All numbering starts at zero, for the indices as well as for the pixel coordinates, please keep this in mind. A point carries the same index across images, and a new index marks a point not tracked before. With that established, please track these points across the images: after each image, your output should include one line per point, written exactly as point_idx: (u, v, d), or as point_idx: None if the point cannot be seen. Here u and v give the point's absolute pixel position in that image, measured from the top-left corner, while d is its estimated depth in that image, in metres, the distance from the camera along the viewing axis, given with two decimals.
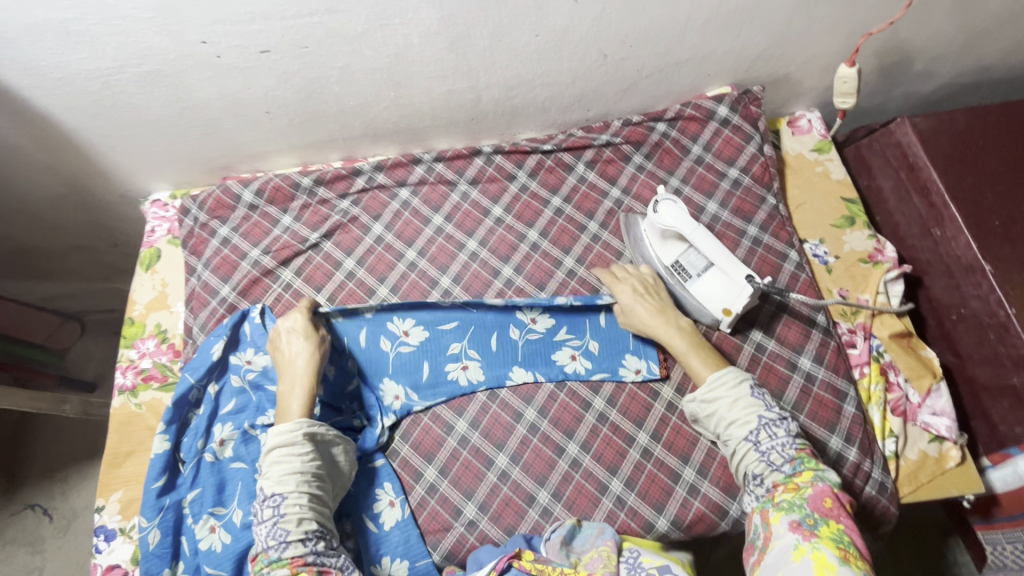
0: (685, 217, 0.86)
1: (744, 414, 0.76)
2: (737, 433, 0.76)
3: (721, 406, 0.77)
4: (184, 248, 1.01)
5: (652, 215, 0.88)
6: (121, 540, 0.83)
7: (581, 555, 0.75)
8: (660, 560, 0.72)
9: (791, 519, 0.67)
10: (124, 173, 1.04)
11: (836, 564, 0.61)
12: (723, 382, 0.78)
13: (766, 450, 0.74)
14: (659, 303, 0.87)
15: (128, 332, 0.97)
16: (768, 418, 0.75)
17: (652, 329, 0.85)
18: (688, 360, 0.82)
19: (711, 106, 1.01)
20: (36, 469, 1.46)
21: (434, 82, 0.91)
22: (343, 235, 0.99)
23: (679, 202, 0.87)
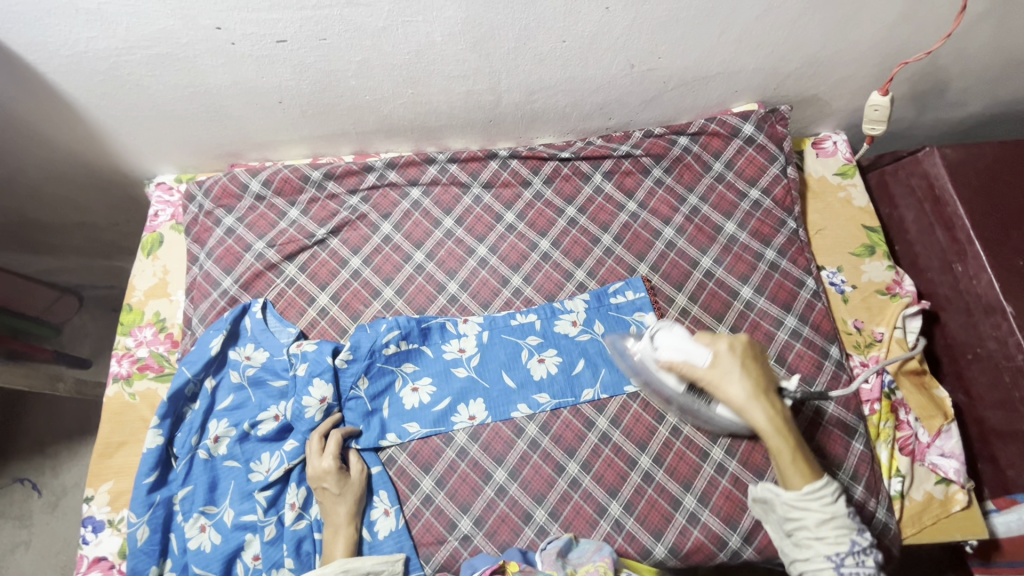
0: (689, 343, 0.74)
1: (835, 535, 0.64)
2: (818, 547, 0.65)
3: (810, 514, 0.65)
4: (187, 235, 0.99)
5: (656, 352, 0.75)
6: (108, 532, 0.82)
7: (577, 567, 0.73)
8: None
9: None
10: (129, 153, 1.01)
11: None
12: (821, 497, 0.65)
13: (847, 574, 0.63)
14: (763, 384, 0.71)
15: (125, 319, 0.95)
16: (860, 544, 0.64)
17: (745, 407, 0.69)
18: (786, 461, 0.67)
19: (736, 123, 0.99)
20: (26, 444, 1.45)
21: (453, 82, 0.88)
22: (350, 232, 0.97)
23: (675, 326, 0.76)
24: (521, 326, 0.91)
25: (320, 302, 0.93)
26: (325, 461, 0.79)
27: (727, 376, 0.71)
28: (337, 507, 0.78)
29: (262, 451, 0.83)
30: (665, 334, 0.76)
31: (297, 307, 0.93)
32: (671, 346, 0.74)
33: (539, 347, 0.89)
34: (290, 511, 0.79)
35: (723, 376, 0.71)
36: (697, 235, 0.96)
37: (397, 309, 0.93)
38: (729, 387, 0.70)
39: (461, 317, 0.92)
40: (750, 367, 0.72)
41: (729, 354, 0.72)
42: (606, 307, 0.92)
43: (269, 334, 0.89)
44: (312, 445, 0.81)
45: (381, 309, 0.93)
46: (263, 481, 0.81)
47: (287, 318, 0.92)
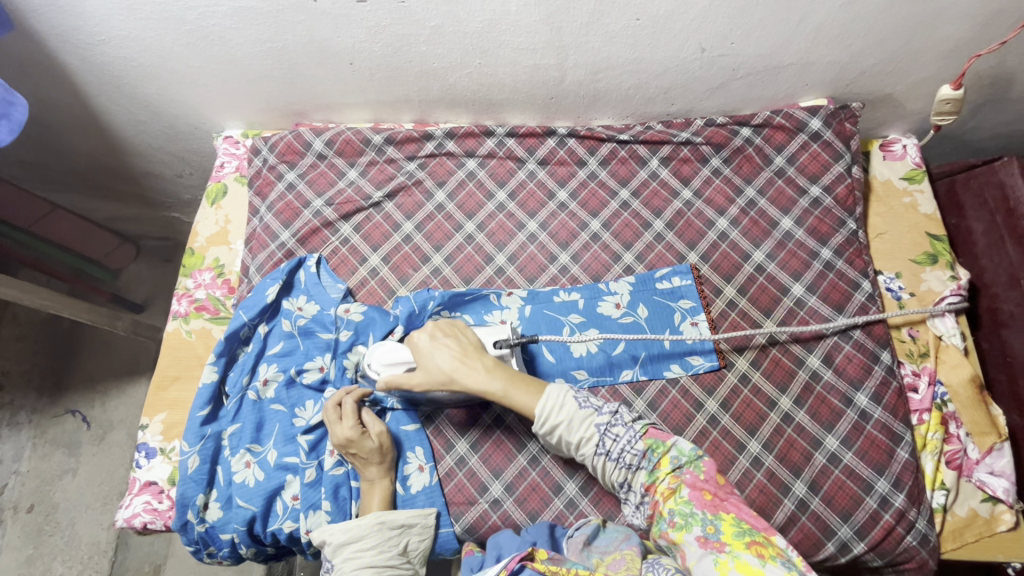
0: (398, 352, 0.82)
1: (585, 429, 0.72)
2: (588, 451, 0.72)
3: (559, 427, 0.72)
4: (251, 187, 1.03)
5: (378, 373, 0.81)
6: (160, 459, 0.87)
7: (603, 556, 0.72)
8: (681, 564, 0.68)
9: (696, 535, 0.63)
10: (202, 106, 1.05)
11: (760, 566, 0.58)
12: (550, 406, 0.72)
13: (618, 456, 0.70)
14: (458, 350, 0.78)
15: (187, 262, 0.99)
16: (604, 423, 0.71)
17: (457, 376, 0.76)
18: (507, 398, 0.75)
19: (803, 117, 0.96)
20: (80, 378, 1.54)
21: (521, 55, 0.88)
22: (405, 197, 0.99)
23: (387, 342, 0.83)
24: (567, 304, 0.91)
25: (371, 263, 0.96)
26: (346, 427, 0.78)
27: (431, 364, 0.78)
28: (368, 465, 0.80)
29: (308, 398, 0.86)
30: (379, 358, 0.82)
31: (349, 266, 0.96)
32: (387, 366, 0.81)
33: (581, 326, 0.90)
34: (331, 457, 0.82)
35: (432, 364, 0.78)
36: (751, 228, 0.95)
37: (445, 276, 0.95)
38: (438, 367, 0.77)
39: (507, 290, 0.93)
40: (447, 343, 0.79)
41: (429, 341, 0.80)
42: (653, 291, 0.92)
43: (322, 288, 0.92)
44: (329, 412, 0.80)
45: (429, 275, 0.95)
46: (306, 426, 0.84)
47: (339, 275, 0.95)
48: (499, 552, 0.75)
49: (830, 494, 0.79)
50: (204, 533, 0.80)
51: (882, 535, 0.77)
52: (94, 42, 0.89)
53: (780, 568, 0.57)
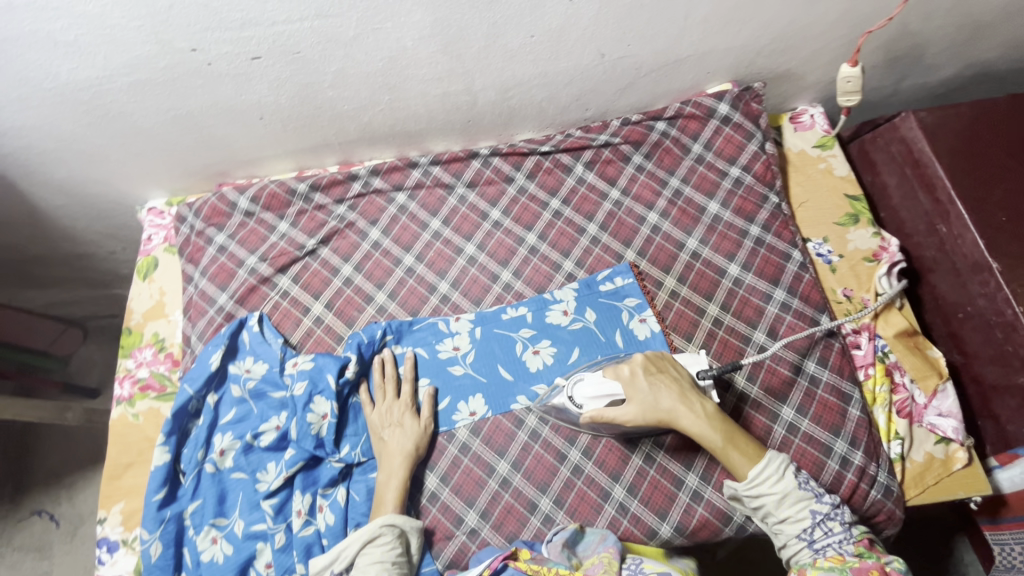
0: (604, 381, 0.77)
1: (794, 512, 0.70)
2: (787, 529, 0.70)
3: (769, 501, 0.71)
4: (181, 256, 1.01)
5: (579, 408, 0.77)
6: (123, 551, 0.83)
7: (583, 560, 0.75)
8: (661, 568, 0.71)
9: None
10: (119, 181, 1.03)
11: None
12: (768, 480, 0.70)
13: (819, 547, 0.68)
14: (678, 390, 0.74)
15: (125, 342, 0.97)
16: (820, 514, 0.69)
17: (676, 418, 0.73)
18: (725, 455, 0.72)
19: (711, 104, 1.00)
20: (41, 476, 1.47)
21: (429, 85, 0.89)
22: (340, 241, 0.99)
23: (586, 375, 0.78)
24: (515, 320, 0.92)
25: (315, 312, 0.95)
26: (403, 388, 0.87)
27: (646, 399, 0.74)
28: (394, 456, 0.82)
29: (267, 460, 0.84)
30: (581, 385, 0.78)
31: (292, 318, 0.95)
32: (591, 397, 0.76)
33: (533, 340, 0.90)
34: (300, 517, 0.81)
35: (642, 402, 0.74)
36: (681, 217, 0.98)
37: (391, 313, 0.94)
38: (654, 408, 0.73)
39: (453, 316, 0.93)
40: (659, 381, 0.75)
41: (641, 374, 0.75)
42: (597, 293, 0.93)
43: (267, 346, 0.91)
44: (385, 388, 0.87)
45: (375, 314, 0.94)
46: (268, 489, 0.82)
47: (283, 330, 0.94)
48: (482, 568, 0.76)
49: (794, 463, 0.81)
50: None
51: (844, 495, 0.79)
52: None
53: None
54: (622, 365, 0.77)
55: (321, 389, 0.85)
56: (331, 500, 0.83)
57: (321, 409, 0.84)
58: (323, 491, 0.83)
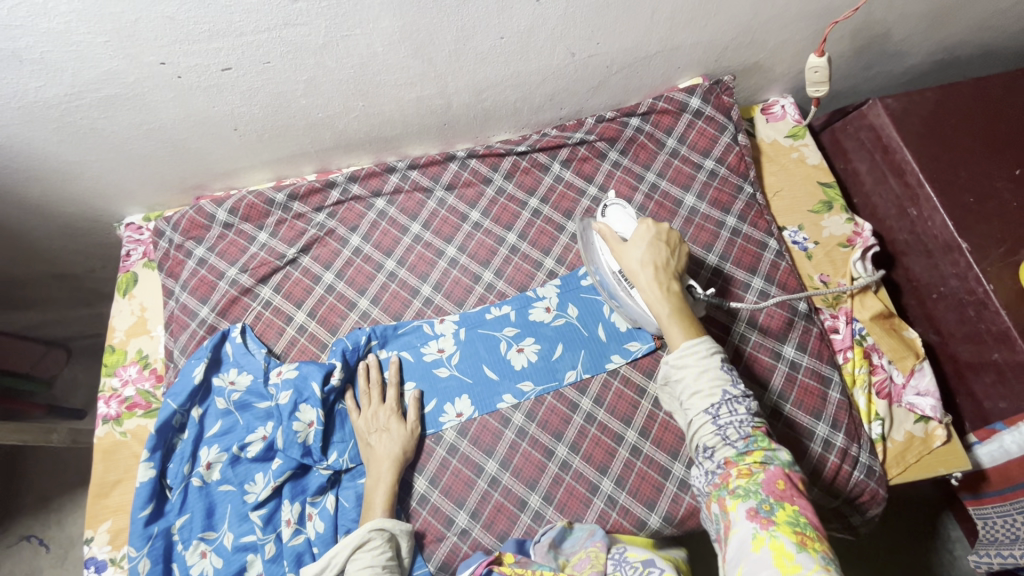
0: (631, 220, 0.80)
1: (709, 386, 0.68)
2: (696, 404, 0.68)
3: (687, 376, 0.68)
4: (161, 270, 1.00)
5: (601, 219, 0.82)
6: (112, 570, 0.82)
7: (570, 557, 0.76)
8: (644, 555, 0.73)
9: (749, 506, 0.60)
10: (96, 199, 1.02)
11: (794, 551, 0.55)
12: (695, 352, 0.69)
13: (722, 423, 0.66)
14: (665, 261, 0.75)
15: (108, 360, 0.96)
16: (731, 394, 0.67)
17: (637, 274, 0.74)
18: (666, 324, 0.71)
19: (682, 98, 1.01)
20: (29, 500, 1.45)
21: (402, 90, 0.90)
22: (320, 248, 0.99)
23: (627, 207, 0.82)
24: (499, 320, 0.92)
25: (298, 320, 0.94)
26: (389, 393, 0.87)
27: (634, 251, 0.75)
28: (382, 461, 0.81)
29: (255, 471, 0.84)
30: (615, 209, 0.82)
31: (275, 328, 0.94)
32: (614, 219, 0.81)
33: (517, 339, 0.91)
34: (291, 526, 0.81)
35: (633, 248, 0.76)
36: (659, 210, 0.99)
37: (374, 317, 0.94)
38: (632, 261, 0.75)
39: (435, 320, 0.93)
40: (661, 245, 0.76)
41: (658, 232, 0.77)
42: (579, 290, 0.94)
43: (250, 357, 0.90)
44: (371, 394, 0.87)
45: (359, 319, 0.95)
46: (256, 500, 0.82)
47: (267, 340, 0.94)
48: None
49: None
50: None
51: (828, 476, 0.80)
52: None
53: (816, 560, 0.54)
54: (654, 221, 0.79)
55: (309, 398, 0.85)
56: (322, 507, 0.83)
57: (307, 416, 0.84)
58: (313, 499, 0.83)
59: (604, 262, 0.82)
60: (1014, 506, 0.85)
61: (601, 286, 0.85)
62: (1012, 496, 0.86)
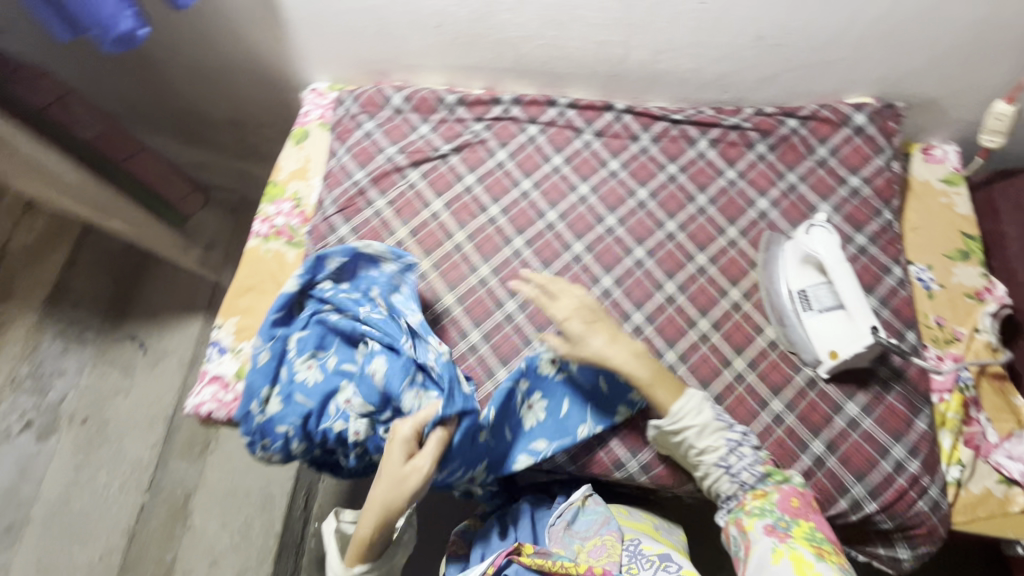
0: (835, 246, 0.86)
1: (713, 439, 0.82)
2: (708, 458, 0.82)
3: (688, 431, 0.81)
4: (332, 133, 1.13)
5: (804, 235, 0.89)
6: (230, 355, 0.96)
7: (583, 541, 0.87)
8: (659, 550, 0.86)
9: (765, 524, 0.78)
10: (299, 58, 1.17)
11: (813, 560, 0.72)
12: (687, 412, 0.82)
13: (734, 471, 0.82)
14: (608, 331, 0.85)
15: (270, 191, 1.10)
16: (733, 441, 0.82)
17: (605, 358, 0.83)
18: (650, 390, 0.82)
19: (848, 112, 1.03)
20: (141, 307, 1.67)
21: (592, 30, 0.98)
22: (470, 152, 1.09)
23: (833, 232, 0.87)
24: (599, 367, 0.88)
25: (434, 206, 1.05)
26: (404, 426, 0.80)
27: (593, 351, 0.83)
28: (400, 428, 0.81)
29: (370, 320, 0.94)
30: (822, 233, 0.87)
31: (413, 207, 1.05)
32: (815, 245, 0.87)
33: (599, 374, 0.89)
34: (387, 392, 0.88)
35: (588, 341, 0.84)
36: (790, 209, 1.01)
37: (500, 224, 1.03)
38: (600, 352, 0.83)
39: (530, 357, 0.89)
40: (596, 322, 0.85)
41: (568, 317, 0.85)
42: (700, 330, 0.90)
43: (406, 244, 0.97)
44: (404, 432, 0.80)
45: (486, 222, 1.04)
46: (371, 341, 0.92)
47: (403, 215, 1.05)
48: (484, 552, 0.89)
49: (847, 454, 0.83)
50: (263, 424, 0.88)
51: (898, 490, 0.81)
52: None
53: (831, 568, 0.71)
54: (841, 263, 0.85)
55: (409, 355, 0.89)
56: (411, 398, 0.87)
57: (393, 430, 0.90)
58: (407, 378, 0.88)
59: (791, 276, 0.91)
60: None
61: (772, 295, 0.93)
62: None
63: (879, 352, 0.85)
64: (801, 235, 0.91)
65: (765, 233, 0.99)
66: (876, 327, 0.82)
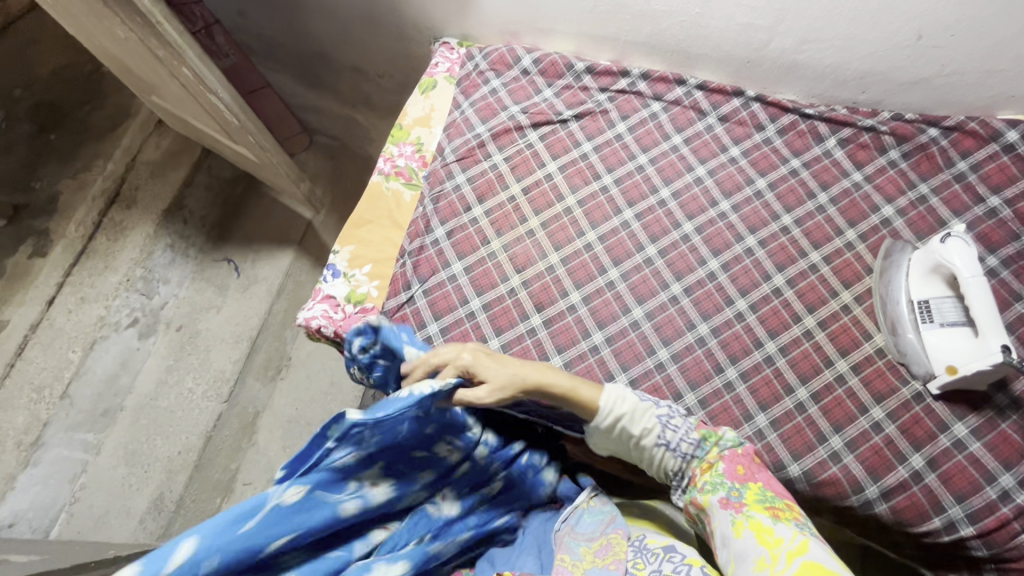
0: (971, 260, 0.83)
1: (646, 420, 0.77)
2: (648, 441, 0.77)
3: (621, 419, 0.77)
4: (458, 86, 1.17)
5: (937, 244, 0.86)
6: (342, 279, 1.02)
7: (588, 541, 0.71)
8: (664, 542, 0.70)
9: (719, 497, 0.70)
10: (438, 12, 1.22)
11: (772, 525, 0.64)
12: (617, 400, 0.77)
13: (675, 443, 0.76)
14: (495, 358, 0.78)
15: (394, 133, 1.16)
16: (665, 416, 0.78)
17: (537, 389, 0.76)
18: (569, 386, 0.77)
19: (999, 128, 0.97)
20: (241, 234, 1.82)
21: (740, 10, 0.97)
22: (590, 121, 1.10)
23: (971, 245, 0.84)
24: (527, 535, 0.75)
25: (548, 168, 1.07)
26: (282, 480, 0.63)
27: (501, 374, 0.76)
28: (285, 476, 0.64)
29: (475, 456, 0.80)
30: (958, 244, 0.85)
31: (529, 166, 1.08)
32: (952, 256, 0.84)
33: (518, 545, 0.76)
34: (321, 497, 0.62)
35: (500, 373, 0.76)
36: (918, 220, 0.97)
37: (611, 194, 1.04)
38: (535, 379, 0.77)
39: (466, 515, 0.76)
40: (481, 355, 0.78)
41: (454, 363, 0.76)
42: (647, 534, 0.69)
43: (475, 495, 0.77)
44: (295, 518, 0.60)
45: (598, 190, 1.05)
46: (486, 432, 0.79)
47: (518, 172, 1.08)
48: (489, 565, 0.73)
49: (947, 473, 0.80)
50: (370, 364, 0.78)
51: (999, 518, 0.78)
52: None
53: (791, 528, 0.63)
54: (979, 276, 0.82)
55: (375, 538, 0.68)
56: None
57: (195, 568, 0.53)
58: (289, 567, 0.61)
59: (912, 286, 0.89)
60: None
61: (884, 302, 0.90)
62: None
63: (1001, 378, 0.82)
64: (932, 244, 0.88)
65: (886, 240, 0.95)
66: (1006, 347, 0.79)
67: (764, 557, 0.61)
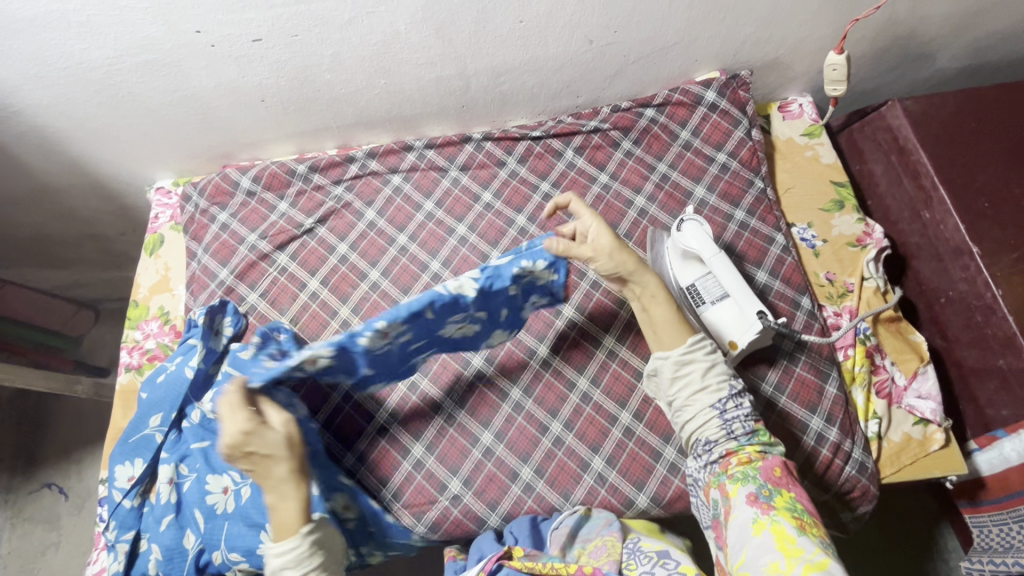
0: (708, 238, 0.86)
1: (716, 382, 0.74)
2: (703, 399, 0.74)
3: (694, 372, 0.74)
4: (186, 233, 1.05)
5: (676, 232, 0.87)
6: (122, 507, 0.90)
7: (586, 544, 0.79)
8: (658, 545, 0.78)
9: (749, 492, 0.67)
10: (131, 162, 1.08)
11: (795, 535, 0.61)
12: (702, 347, 0.75)
13: (729, 419, 0.73)
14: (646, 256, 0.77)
15: (132, 314, 1.02)
16: (735, 389, 0.75)
17: (638, 277, 0.76)
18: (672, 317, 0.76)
19: (698, 91, 1.02)
20: (51, 450, 1.52)
21: (423, 70, 0.93)
22: (337, 220, 1.02)
23: (704, 224, 0.87)
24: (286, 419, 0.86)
25: (311, 287, 0.98)
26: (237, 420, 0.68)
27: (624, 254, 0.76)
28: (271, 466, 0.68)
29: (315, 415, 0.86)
30: (693, 226, 0.87)
31: (289, 293, 0.98)
32: (692, 240, 0.86)
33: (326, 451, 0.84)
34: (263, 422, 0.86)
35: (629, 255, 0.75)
36: (668, 200, 1.00)
37: (383, 289, 0.97)
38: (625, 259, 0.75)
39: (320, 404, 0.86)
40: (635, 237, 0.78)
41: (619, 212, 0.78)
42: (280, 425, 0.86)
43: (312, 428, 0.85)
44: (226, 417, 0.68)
45: (369, 290, 0.98)
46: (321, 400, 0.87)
47: (280, 304, 0.98)
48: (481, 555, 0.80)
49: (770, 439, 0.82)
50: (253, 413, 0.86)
51: (824, 461, 0.81)
52: (26, 109, 0.91)
53: (815, 544, 0.60)
54: (720, 251, 0.85)
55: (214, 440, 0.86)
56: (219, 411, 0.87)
57: None
58: (190, 468, 0.85)
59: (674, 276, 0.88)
60: (1011, 515, 0.85)
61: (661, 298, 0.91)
62: (1008, 505, 0.86)
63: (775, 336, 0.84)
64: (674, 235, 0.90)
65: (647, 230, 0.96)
66: (762, 312, 0.81)
67: (779, 563, 0.59)
